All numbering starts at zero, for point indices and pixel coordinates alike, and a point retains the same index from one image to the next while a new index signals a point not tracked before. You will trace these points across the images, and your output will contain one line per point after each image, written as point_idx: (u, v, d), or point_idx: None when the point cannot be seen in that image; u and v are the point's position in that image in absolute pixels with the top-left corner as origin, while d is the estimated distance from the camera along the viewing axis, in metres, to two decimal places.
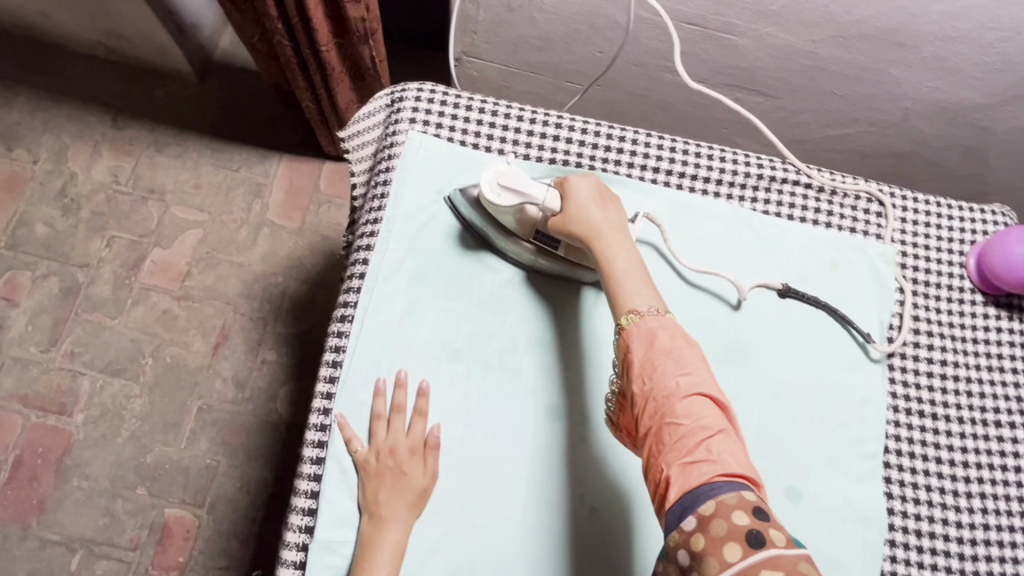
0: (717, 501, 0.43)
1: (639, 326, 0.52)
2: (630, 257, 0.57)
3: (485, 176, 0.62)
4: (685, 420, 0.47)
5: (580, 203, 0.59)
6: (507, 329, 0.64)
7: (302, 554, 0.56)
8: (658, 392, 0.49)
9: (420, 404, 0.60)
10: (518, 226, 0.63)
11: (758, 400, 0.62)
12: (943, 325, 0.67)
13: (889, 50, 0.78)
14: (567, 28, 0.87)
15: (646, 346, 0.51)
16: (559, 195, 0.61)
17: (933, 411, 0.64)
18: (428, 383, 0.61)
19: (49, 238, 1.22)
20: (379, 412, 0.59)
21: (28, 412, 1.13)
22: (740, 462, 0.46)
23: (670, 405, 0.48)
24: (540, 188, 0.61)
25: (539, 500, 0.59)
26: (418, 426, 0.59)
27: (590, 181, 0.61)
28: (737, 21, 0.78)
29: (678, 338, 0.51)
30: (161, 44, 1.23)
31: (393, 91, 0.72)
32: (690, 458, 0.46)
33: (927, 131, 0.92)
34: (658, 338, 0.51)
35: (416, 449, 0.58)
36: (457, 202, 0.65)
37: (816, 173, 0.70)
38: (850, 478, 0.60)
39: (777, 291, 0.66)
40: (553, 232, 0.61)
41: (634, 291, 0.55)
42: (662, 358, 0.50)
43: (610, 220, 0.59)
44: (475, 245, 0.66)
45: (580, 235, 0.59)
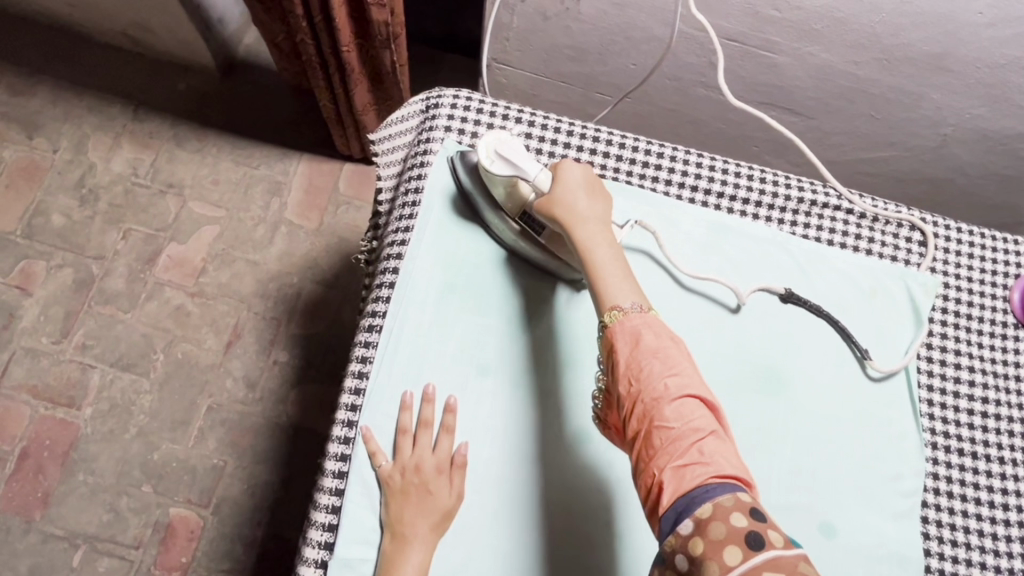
0: (714, 504, 0.41)
1: (623, 323, 0.51)
2: (607, 248, 0.55)
3: (485, 140, 0.60)
4: (676, 422, 0.46)
5: (567, 189, 0.57)
6: (486, 309, 0.62)
7: (320, 569, 0.55)
8: (645, 395, 0.47)
9: (447, 420, 0.58)
10: (507, 201, 0.62)
11: (792, 432, 0.60)
12: (984, 360, 0.65)
13: (933, 75, 0.76)
14: (600, 39, 0.85)
15: (632, 346, 0.50)
16: (551, 177, 0.59)
17: (973, 450, 0.62)
18: (456, 400, 0.59)
19: (66, 229, 1.21)
20: (405, 426, 0.58)
21: (36, 403, 1.12)
22: (733, 463, 0.44)
23: (660, 408, 0.46)
24: (535, 166, 0.59)
25: (559, 520, 0.57)
26: (445, 443, 0.57)
27: (584, 170, 0.59)
28: (778, 39, 0.77)
29: (664, 336, 0.50)
30: (186, 38, 1.22)
31: (429, 97, 0.70)
32: (683, 460, 0.44)
33: (965, 159, 0.90)
34: (644, 338, 0.49)
35: (442, 467, 0.56)
36: (456, 164, 0.65)
37: (859, 199, 0.68)
38: (885, 515, 0.58)
39: (779, 296, 0.64)
40: (537, 214, 0.59)
41: (614, 284, 0.53)
42: (649, 358, 0.49)
43: (596, 210, 0.57)
44: (464, 213, 0.65)
45: (561, 219, 0.57)
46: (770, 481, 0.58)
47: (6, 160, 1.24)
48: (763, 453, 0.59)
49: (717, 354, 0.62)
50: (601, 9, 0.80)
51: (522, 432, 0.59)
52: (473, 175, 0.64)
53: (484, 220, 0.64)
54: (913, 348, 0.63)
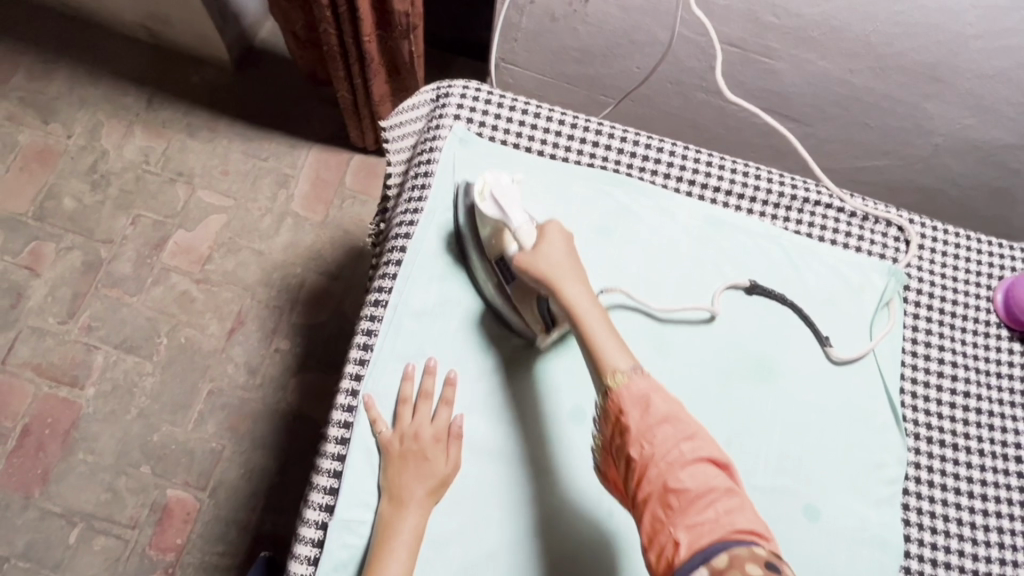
0: (729, 554, 0.41)
1: (628, 387, 0.50)
2: (594, 309, 0.53)
3: (480, 182, 0.60)
4: (690, 483, 0.45)
5: (550, 246, 0.56)
6: (461, 339, 0.63)
7: (320, 532, 0.57)
8: (659, 458, 0.46)
9: (446, 392, 0.60)
10: (490, 241, 0.61)
11: (780, 418, 0.62)
12: (967, 357, 0.67)
13: (926, 84, 0.79)
14: (606, 41, 0.88)
15: (641, 412, 0.49)
16: (535, 233, 0.57)
17: (954, 442, 0.64)
18: (456, 373, 0.61)
19: (76, 212, 1.23)
20: (405, 396, 0.60)
21: (40, 381, 1.13)
22: (748, 518, 0.43)
23: (674, 470, 0.45)
24: (520, 216, 0.58)
25: (551, 501, 0.59)
26: (443, 415, 0.59)
27: (564, 229, 0.58)
28: (777, 45, 0.80)
29: (674, 403, 0.49)
30: (203, 32, 1.26)
31: (440, 87, 0.73)
32: (698, 518, 0.43)
33: (957, 169, 0.93)
34: (653, 403, 0.49)
35: (439, 436, 0.58)
36: (462, 192, 0.66)
37: (850, 198, 0.70)
38: (868, 501, 0.60)
39: (744, 290, 0.66)
40: (518, 272, 0.57)
41: (609, 347, 0.52)
42: (660, 424, 0.48)
43: (577, 267, 0.55)
44: (452, 244, 0.66)
45: (545, 279, 0.55)
46: (756, 464, 0.60)
47: (20, 144, 1.26)
48: (749, 439, 0.61)
49: (710, 343, 0.64)
50: (608, 12, 0.83)
51: (521, 409, 0.61)
52: (472, 217, 0.64)
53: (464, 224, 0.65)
54: (880, 332, 0.66)
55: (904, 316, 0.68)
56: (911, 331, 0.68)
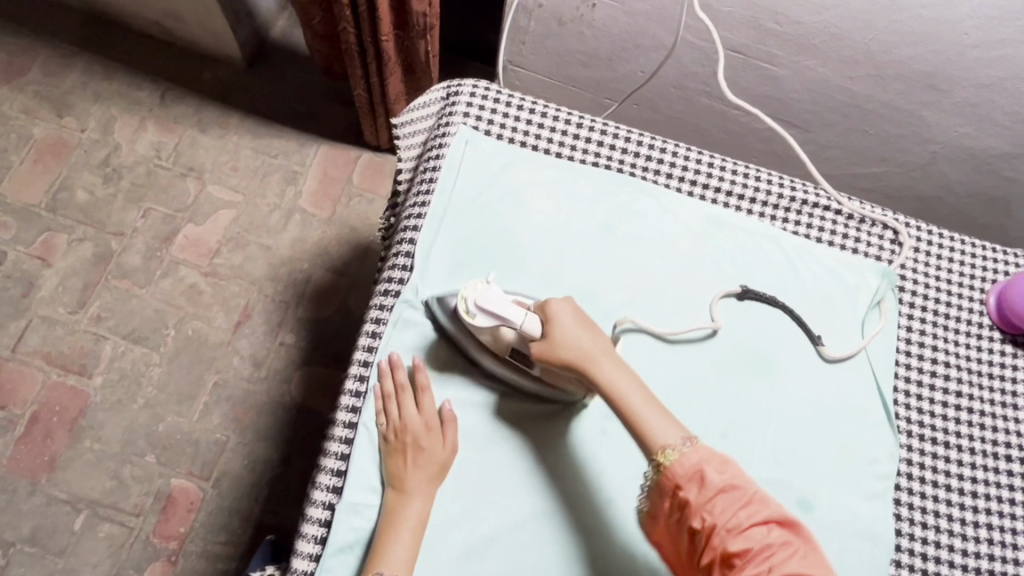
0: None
1: (681, 462, 0.51)
2: (628, 381, 0.55)
3: (461, 297, 0.59)
4: (751, 546, 0.48)
5: (567, 332, 0.57)
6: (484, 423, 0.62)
7: (328, 512, 0.59)
8: (721, 527, 0.49)
9: (420, 378, 0.61)
10: (494, 343, 0.60)
11: (776, 413, 0.64)
12: (960, 358, 0.69)
13: (924, 92, 0.81)
14: (612, 46, 0.90)
15: (698, 486, 0.51)
16: (540, 319, 0.58)
17: (945, 440, 0.66)
18: (421, 358, 0.63)
19: (88, 205, 1.25)
20: (387, 392, 0.61)
21: (49, 370, 1.15)
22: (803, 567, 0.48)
23: (737, 537, 0.49)
24: (517, 311, 0.57)
25: (555, 489, 0.60)
26: (427, 402, 0.61)
27: (570, 304, 0.58)
28: (778, 52, 0.82)
29: (722, 465, 0.52)
30: (216, 30, 1.28)
31: (450, 86, 0.75)
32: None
33: (954, 177, 0.95)
34: (708, 475, 0.51)
35: (431, 424, 0.60)
36: (434, 309, 0.63)
37: (847, 201, 0.72)
38: (860, 496, 0.62)
39: (736, 295, 0.67)
40: (538, 362, 0.57)
41: (656, 424, 0.53)
42: (718, 494, 0.50)
43: (597, 344, 0.56)
44: (445, 349, 0.64)
45: (576, 364, 0.56)
46: (751, 457, 0.62)
47: (34, 136, 1.29)
48: (746, 433, 0.63)
49: (711, 338, 0.66)
50: (615, 17, 0.85)
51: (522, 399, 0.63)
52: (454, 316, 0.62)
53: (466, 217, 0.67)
54: (872, 331, 0.67)
55: (898, 315, 0.69)
56: (906, 331, 0.69)
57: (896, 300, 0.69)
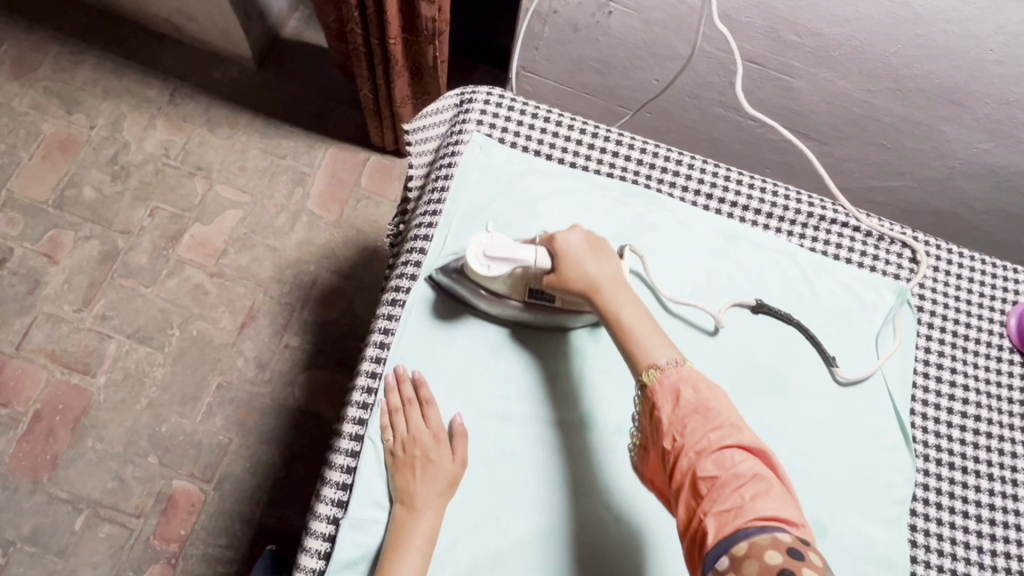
0: (749, 542, 0.41)
1: (662, 381, 0.51)
2: (630, 307, 0.56)
3: (470, 251, 0.60)
4: (716, 470, 0.45)
5: (571, 262, 0.58)
6: (494, 437, 0.61)
7: (332, 526, 0.58)
8: (689, 448, 0.47)
9: (423, 392, 0.60)
10: (511, 288, 0.62)
11: (790, 432, 0.63)
12: (979, 381, 0.67)
13: (945, 108, 0.80)
14: (628, 54, 0.89)
15: (673, 404, 0.50)
16: (549, 252, 0.59)
17: (963, 465, 0.64)
18: (422, 372, 0.62)
19: (96, 202, 1.25)
20: (393, 406, 0.60)
21: (53, 368, 1.15)
22: (775, 503, 0.43)
23: (704, 460, 0.46)
24: (528, 249, 0.59)
25: (565, 508, 0.59)
26: (434, 415, 0.60)
27: (580, 233, 0.60)
28: (797, 64, 0.80)
29: (703, 389, 0.50)
30: (227, 30, 1.27)
31: (463, 92, 0.74)
32: (726, 505, 0.44)
33: (971, 193, 0.93)
34: (683, 394, 0.50)
35: (439, 437, 0.59)
36: (439, 279, 0.64)
37: (866, 217, 0.71)
38: (875, 521, 0.60)
39: (751, 308, 0.66)
40: (548, 289, 0.60)
41: (647, 345, 0.53)
42: (690, 414, 0.49)
43: (605, 271, 0.57)
44: (454, 312, 0.64)
45: (580, 290, 0.57)
46: None
47: (43, 132, 1.28)
48: None
49: (723, 354, 0.65)
50: (631, 25, 0.84)
51: (532, 411, 0.62)
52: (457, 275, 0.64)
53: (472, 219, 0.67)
54: (887, 352, 0.66)
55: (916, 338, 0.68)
56: (924, 352, 0.68)
57: (914, 319, 0.68)
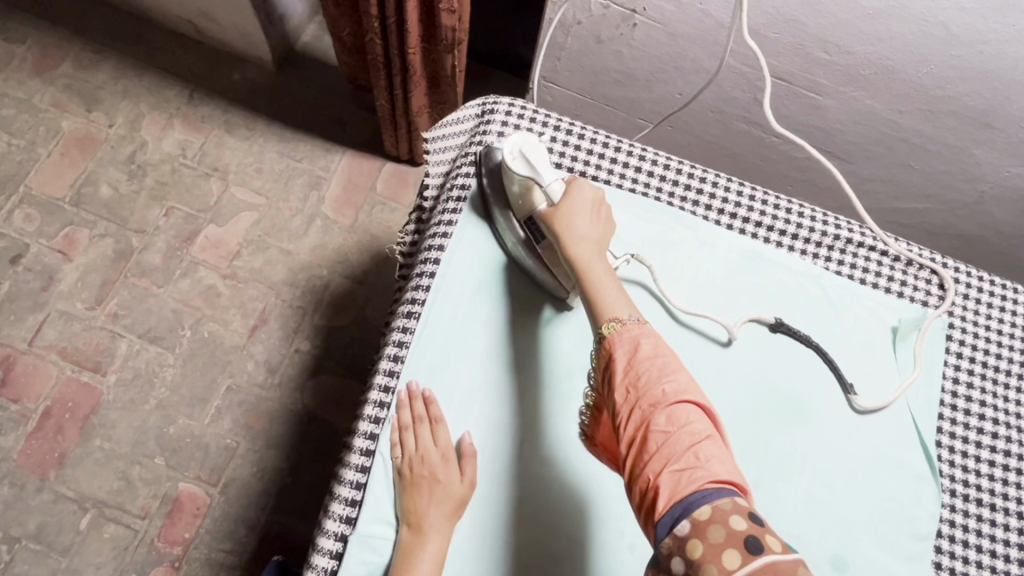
0: (712, 506, 0.42)
1: (621, 333, 0.52)
2: (599, 263, 0.57)
3: (511, 139, 0.62)
4: (669, 426, 0.46)
5: (567, 207, 0.60)
6: (501, 457, 0.60)
7: (339, 544, 0.56)
8: (643, 402, 0.48)
9: (432, 410, 0.59)
10: (519, 202, 0.64)
11: (809, 461, 0.61)
12: (1008, 414, 0.64)
13: (976, 130, 0.78)
14: (650, 67, 0.88)
15: (631, 355, 0.51)
16: (564, 189, 0.61)
17: (992, 502, 0.61)
18: (432, 392, 0.60)
19: (112, 201, 1.25)
20: (403, 423, 0.59)
21: (64, 365, 1.14)
22: (727, 468, 0.45)
23: (657, 413, 0.47)
24: (552, 175, 0.61)
25: (564, 531, 0.58)
26: (443, 434, 0.58)
27: (595, 192, 0.61)
28: (826, 81, 0.79)
29: (661, 348, 0.51)
30: (249, 33, 1.27)
31: (485, 103, 0.73)
32: (679, 465, 0.44)
33: (1000, 218, 0.91)
34: (642, 346, 0.51)
35: (449, 458, 0.57)
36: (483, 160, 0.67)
37: (894, 241, 0.68)
38: (896, 556, 0.58)
39: (769, 326, 0.65)
40: (542, 223, 0.61)
41: (611, 300, 0.55)
42: (646, 366, 0.50)
43: (594, 230, 0.59)
44: (481, 210, 0.67)
45: (561, 233, 0.59)
46: (782, 510, 0.59)
47: (62, 130, 1.29)
48: (776, 481, 0.60)
49: (744, 378, 0.63)
50: (655, 38, 0.83)
51: (545, 433, 0.60)
52: (495, 181, 0.66)
53: (496, 225, 0.66)
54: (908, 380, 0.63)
55: (944, 367, 0.65)
56: (952, 382, 0.65)
57: (942, 350, 0.66)
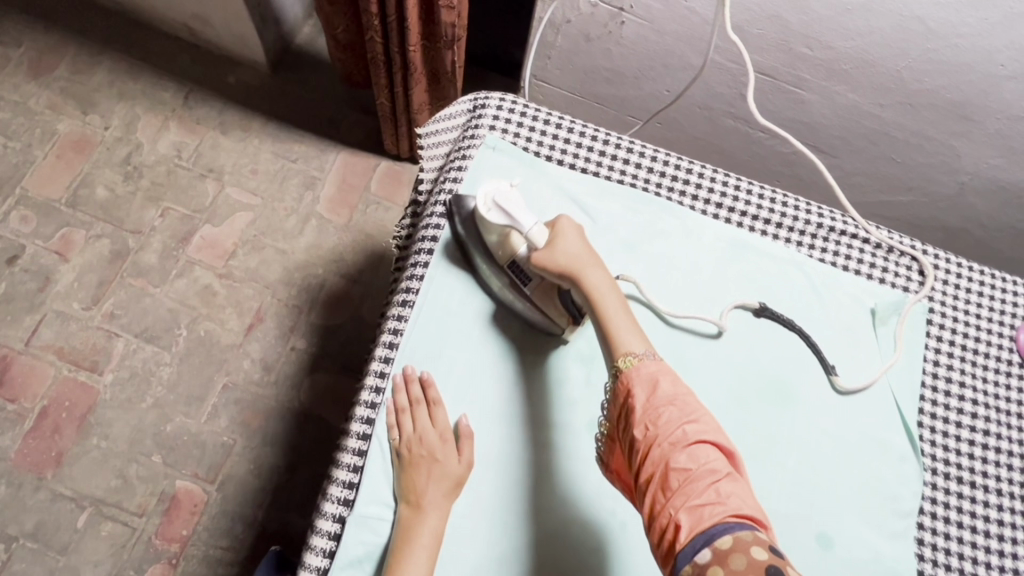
0: (733, 536, 0.42)
1: (638, 368, 0.53)
2: (613, 295, 0.57)
3: (484, 189, 0.63)
4: (691, 464, 0.47)
5: (566, 242, 0.60)
6: (497, 440, 0.61)
7: (337, 525, 0.57)
8: (663, 439, 0.48)
9: (430, 393, 0.61)
10: (498, 248, 0.63)
11: (794, 444, 0.62)
12: (988, 395, 0.66)
13: (955, 123, 0.80)
14: (639, 64, 0.90)
15: (648, 393, 0.51)
16: (547, 232, 0.61)
17: (972, 480, 0.63)
18: (430, 374, 0.62)
19: (108, 202, 1.26)
20: (400, 406, 0.60)
21: (61, 364, 1.15)
22: (747, 503, 0.46)
23: (677, 451, 0.47)
24: (530, 219, 0.61)
25: (559, 511, 0.59)
26: (440, 415, 0.60)
27: (578, 227, 0.62)
28: (808, 76, 0.81)
29: (678, 386, 0.52)
30: (243, 35, 1.29)
31: (476, 98, 0.75)
32: (700, 499, 0.45)
33: (981, 211, 0.93)
34: (660, 385, 0.51)
35: (446, 438, 0.59)
36: (455, 212, 0.67)
37: (875, 230, 0.70)
38: (880, 532, 0.60)
39: (753, 311, 0.67)
40: (535, 268, 0.60)
41: (623, 331, 0.55)
42: (665, 404, 0.50)
43: (592, 258, 0.59)
44: (457, 260, 0.67)
45: (561, 270, 0.59)
46: (769, 490, 0.60)
47: (58, 132, 1.30)
48: (764, 464, 0.61)
49: (731, 363, 0.65)
50: (643, 36, 0.84)
51: (539, 416, 0.62)
52: (471, 227, 0.66)
53: (478, 272, 0.65)
54: (889, 361, 0.65)
55: (925, 349, 0.67)
56: (932, 365, 0.67)
57: (923, 332, 0.67)
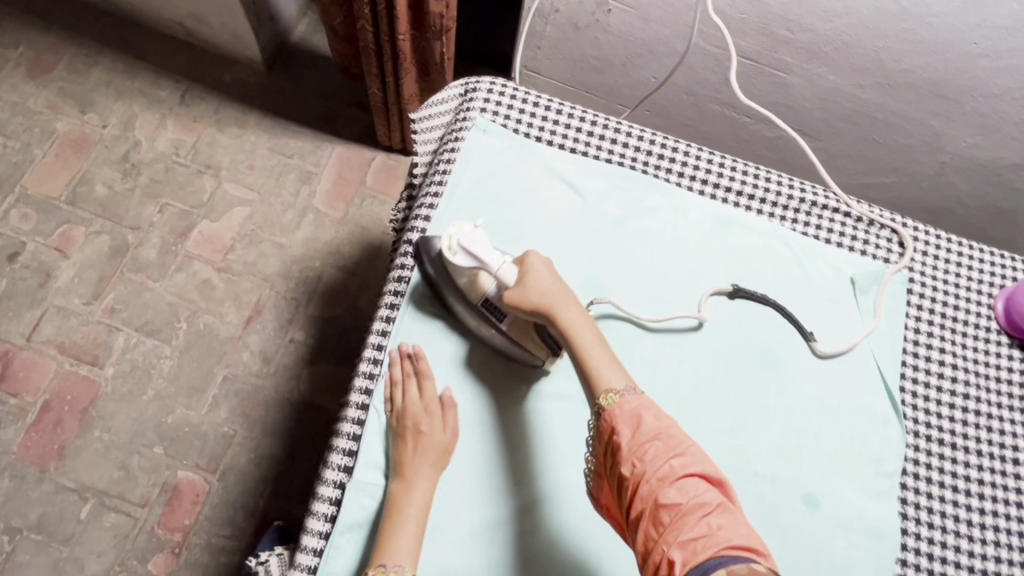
0: (727, 569, 0.43)
1: (621, 406, 0.53)
2: (589, 330, 0.57)
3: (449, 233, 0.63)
4: (680, 498, 0.47)
5: (535, 277, 0.59)
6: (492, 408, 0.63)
7: (338, 491, 0.60)
8: (650, 475, 0.49)
9: (420, 365, 0.63)
10: (469, 290, 0.63)
11: (780, 410, 0.64)
12: (967, 360, 0.68)
13: (933, 102, 0.82)
14: (626, 52, 0.92)
15: (633, 430, 0.52)
16: (516, 269, 0.61)
17: (953, 441, 0.65)
18: (422, 349, 0.64)
19: (107, 199, 1.27)
20: (395, 378, 0.62)
21: (62, 359, 1.17)
22: (740, 533, 0.46)
23: (665, 487, 0.48)
24: (496, 258, 0.61)
25: (553, 473, 0.61)
26: (429, 388, 0.62)
27: (545, 261, 0.61)
28: (790, 59, 0.83)
29: (662, 419, 0.52)
30: (238, 32, 1.31)
31: (467, 83, 0.77)
32: (692, 534, 0.46)
33: (963, 189, 0.96)
34: (644, 420, 0.52)
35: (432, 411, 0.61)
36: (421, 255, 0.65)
37: (856, 204, 0.73)
38: (864, 491, 0.62)
39: (728, 294, 0.68)
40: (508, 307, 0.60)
41: (602, 366, 0.55)
42: (650, 440, 0.51)
43: (562, 291, 0.59)
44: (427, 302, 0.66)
45: (534, 308, 0.58)
46: (757, 453, 0.62)
47: (57, 132, 1.31)
48: (750, 429, 0.63)
49: (717, 331, 0.67)
50: (629, 23, 0.87)
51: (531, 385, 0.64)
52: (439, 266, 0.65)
53: (450, 310, 0.65)
54: (869, 327, 0.67)
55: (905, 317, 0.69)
56: (913, 332, 0.69)
57: (903, 300, 0.70)
